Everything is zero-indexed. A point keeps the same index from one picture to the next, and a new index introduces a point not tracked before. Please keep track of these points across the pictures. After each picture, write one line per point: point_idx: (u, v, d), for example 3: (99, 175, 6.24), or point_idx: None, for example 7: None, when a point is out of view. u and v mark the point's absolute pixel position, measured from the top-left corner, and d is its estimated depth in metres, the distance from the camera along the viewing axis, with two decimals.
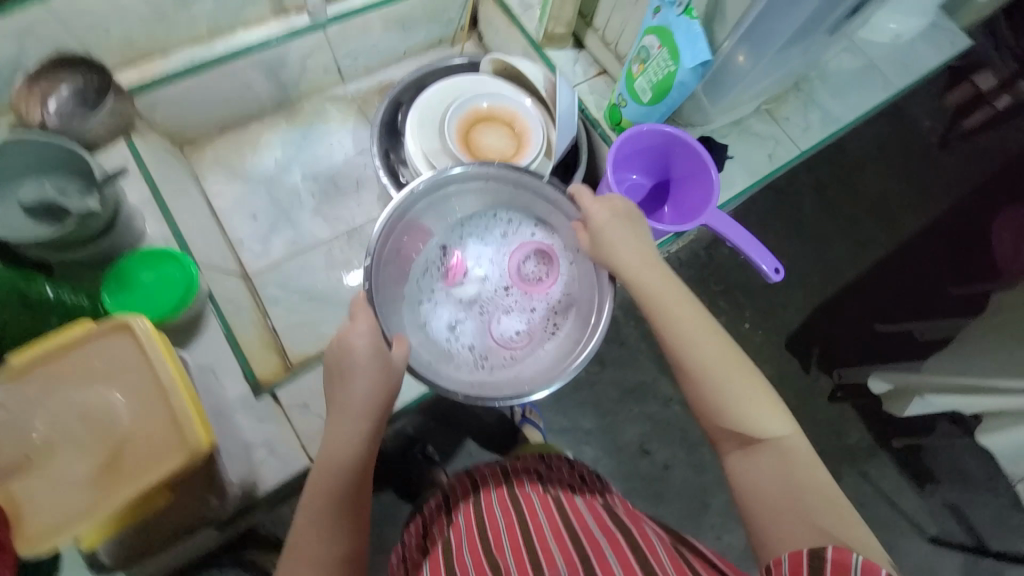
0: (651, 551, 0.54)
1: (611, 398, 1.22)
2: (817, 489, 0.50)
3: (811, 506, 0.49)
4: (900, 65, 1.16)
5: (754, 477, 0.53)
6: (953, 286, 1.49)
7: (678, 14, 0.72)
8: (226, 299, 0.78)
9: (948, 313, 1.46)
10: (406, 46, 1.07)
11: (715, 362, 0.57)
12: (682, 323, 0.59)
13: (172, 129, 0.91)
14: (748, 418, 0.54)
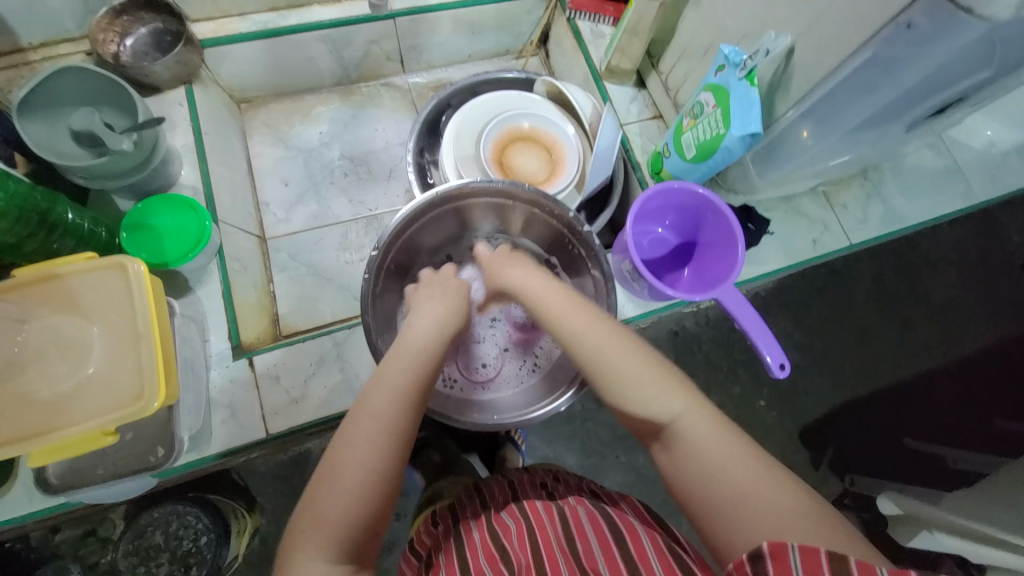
0: None
1: (600, 441, 1.17)
2: (746, 465, 0.45)
3: (729, 485, 0.44)
4: (988, 175, 1.06)
5: (686, 473, 0.47)
6: (1004, 419, 1.35)
7: (740, 78, 0.69)
8: (235, 257, 0.81)
9: (989, 448, 1.33)
10: (472, 50, 1.08)
11: (625, 372, 0.53)
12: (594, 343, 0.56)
13: (233, 85, 0.96)
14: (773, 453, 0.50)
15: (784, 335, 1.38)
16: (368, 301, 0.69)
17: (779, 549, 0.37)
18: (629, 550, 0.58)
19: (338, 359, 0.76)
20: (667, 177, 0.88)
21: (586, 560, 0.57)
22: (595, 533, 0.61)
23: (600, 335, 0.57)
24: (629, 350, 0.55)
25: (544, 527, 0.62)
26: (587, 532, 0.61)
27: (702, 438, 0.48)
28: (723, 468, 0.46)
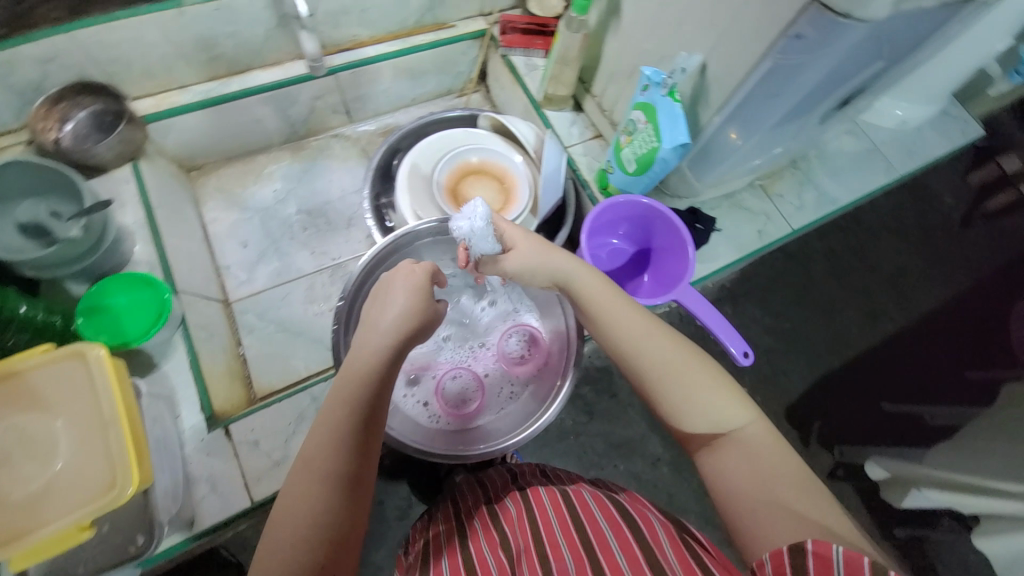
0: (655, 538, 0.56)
1: (597, 450, 1.18)
2: (792, 474, 0.48)
3: (777, 486, 0.47)
4: (904, 151, 1.16)
5: (725, 470, 0.50)
6: (969, 370, 1.43)
7: (663, 95, 0.75)
8: (199, 325, 0.80)
9: (960, 399, 1.40)
10: (415, 94, 1.12)
11: (667, 371, 0.54)
12: (641, 340, 0.57)
13: (181, 155, 0.96)
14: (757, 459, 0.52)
15: (754, 321, 1.44)
16: (341, 351, 0.70)
17: (821, 549, 0.40)
18: (638, 531, 0.57)
19: (317, 413, 0.76)
20: (614, 191, 0.92)
21: (586, 534, 0.59)
22: (598, 510, 0.62)
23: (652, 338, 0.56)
24: (685, 359, 0.55)
25: (541, 505, 0.65)
26: (590, 510, 0.62)
27: (752, 445, 0.50)
28: (772, 472, 0.48)
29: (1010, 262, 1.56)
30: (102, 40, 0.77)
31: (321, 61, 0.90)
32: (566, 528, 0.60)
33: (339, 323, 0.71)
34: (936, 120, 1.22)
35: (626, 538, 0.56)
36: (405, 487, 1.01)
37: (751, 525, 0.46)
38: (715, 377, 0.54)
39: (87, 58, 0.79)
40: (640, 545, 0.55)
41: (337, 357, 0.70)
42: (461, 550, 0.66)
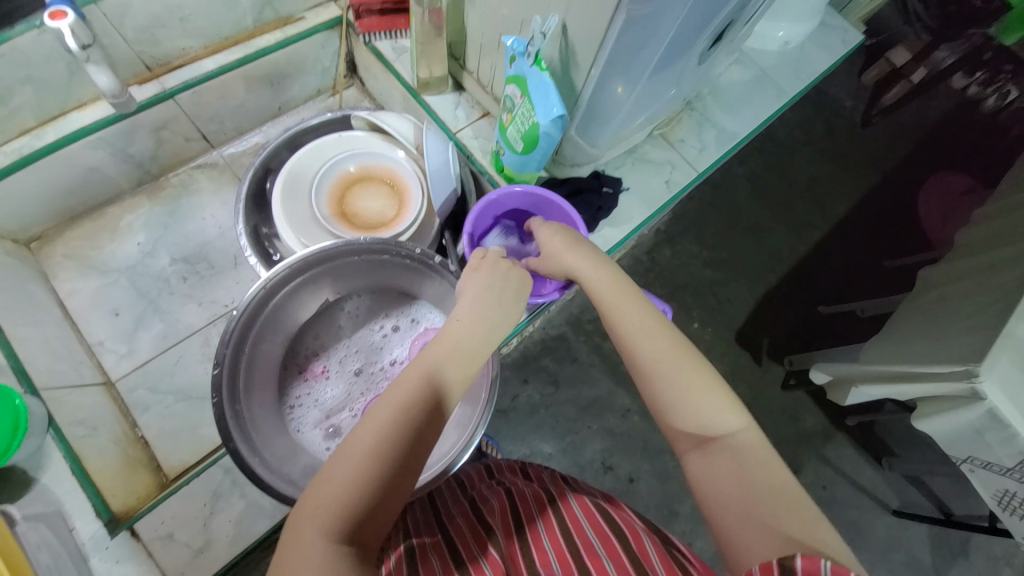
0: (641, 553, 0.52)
1: (570, 415, 1.18)
2: (788, 490, 0.43)
3: (769, 497, 0.42)
4: (790, 71, 1.16)
5: (712, 471, 0.45)
6: (888, 260, 1.52)
7: (530, 64, 0.69)
8: (75, 421, 0.70)
9: (884, 289, 1.50)
10: (280, 101, 1.00)
11: (673, 366, 0.49)
12: (641, 332, 0.51)
13: (13, 227, 0.82)
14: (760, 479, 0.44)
15: (690, 260, 1.46)
16: (228, 422, 0.62)
17: (811, 567, 0.36)
18: (637, 561, 0.51)
19: (236, 485, 0.72)
20: (512, 173, 0.86)
21: (579, 546, 0.54)
22: (602, 546, 0.54)
23: (653, 334, 0.51)
24: (688, 367, 0.49)
25: (541, 542, 0.56)
26: (595, 550, 0.53)
27: (747, 459, 0.45)
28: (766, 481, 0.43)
29: (913, 149, 1.62)
30: None
31: (125, 93, 0.76)
32: (569, 570, 0.51)
33: (219, 391, 0.62)
34: (818, 32, 1.22)
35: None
36: None
37: (738, 530, 0.42)
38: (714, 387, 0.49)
39: None
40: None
41: (224, 430, 0.61)
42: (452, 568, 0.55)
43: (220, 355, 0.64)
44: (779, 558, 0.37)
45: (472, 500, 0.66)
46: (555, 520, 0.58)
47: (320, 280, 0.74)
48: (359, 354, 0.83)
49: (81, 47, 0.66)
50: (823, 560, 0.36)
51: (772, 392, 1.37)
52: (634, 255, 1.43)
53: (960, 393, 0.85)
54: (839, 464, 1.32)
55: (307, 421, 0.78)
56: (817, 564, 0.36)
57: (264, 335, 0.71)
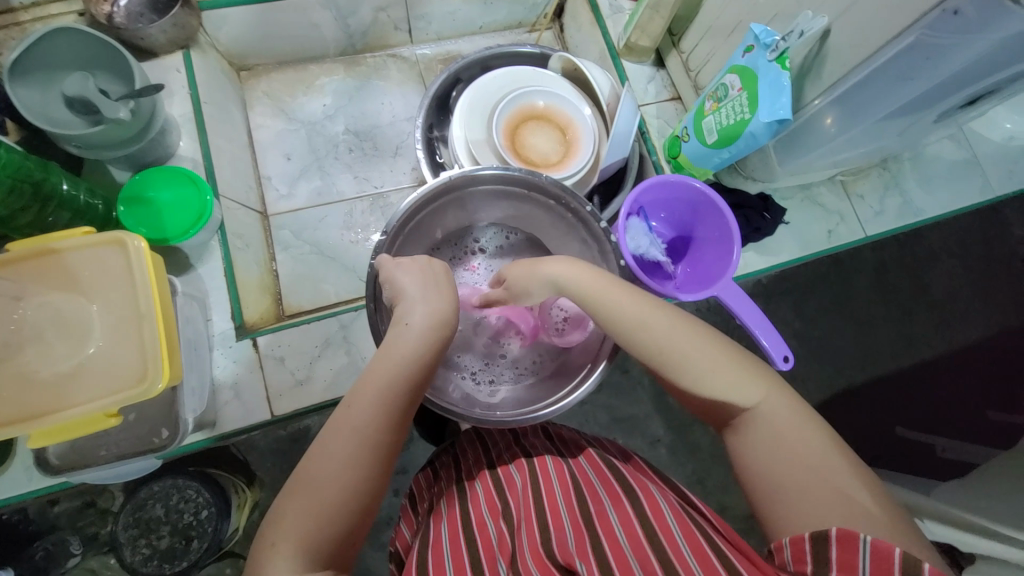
0: (659, 522, 0.54)
1: (603, 421, 1.17)
2: (821, 450, 0.47)
3: (812, 469, 0.46)
4: (1006, 171, 1.04)
5: (759, 452, 0.48)
6: (995, 411, 1.40)
7: (770, 60, 0.65)
8: (237, 233, 0.78)
9: (979, 437, 1.38)
10: (483, 21, 1.03)
11: (700, 370, 0.52)
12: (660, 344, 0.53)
13: (234, 51, 0.92)
14: (798, 463, 0.46)
15: (785, 323, 1.39)
16: (375, 283, 0.66)
17: (847, 538, 0.41)
18: (638, 501, 0.58)
19: (344, 342, 0.75)
20: (684, 162, 0.85)
21: (592, 517, 0.57)
22: (603, 487, 0.62)
23: (672, 335, 0.53)
24: (705, 353, 0.52)
25: (547, 483, 0.62)
26: (596, 491, 0.61)
27: (778, 426, 0.49)
28: (800, 445, 0.47)
29: None
30: None
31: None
32: (581, 535, 0.55)
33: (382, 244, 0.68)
34: None
35: (627, 515, 0.56)
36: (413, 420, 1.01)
37: (786, 509, 0.46)
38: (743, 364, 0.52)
39: None
40: (642, 525, 0.54)
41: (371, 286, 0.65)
42: (460, 503, 0.64)
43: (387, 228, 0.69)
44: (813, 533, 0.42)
45: (484, 445, 0.73)
46: (560, 467, 0.65)
47: (481, 195, 0.78)
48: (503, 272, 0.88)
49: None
50: (860, 538, 0.40)
51: None
52: None
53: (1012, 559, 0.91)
54: None
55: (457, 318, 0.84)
56: (853, 541, 0.40)
57: (422, 227, 0.77)
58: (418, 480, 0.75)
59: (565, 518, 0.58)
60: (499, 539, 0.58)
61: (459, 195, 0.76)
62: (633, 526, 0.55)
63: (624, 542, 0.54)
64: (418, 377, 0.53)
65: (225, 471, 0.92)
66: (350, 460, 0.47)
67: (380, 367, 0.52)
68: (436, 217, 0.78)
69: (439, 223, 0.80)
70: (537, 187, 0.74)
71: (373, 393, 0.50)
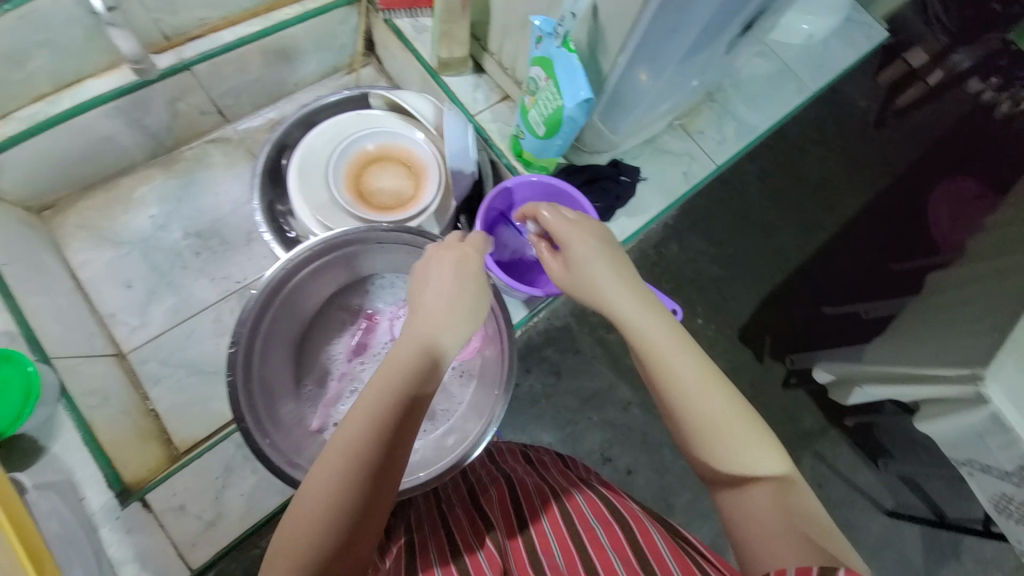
0: (644, 533, 0.56)
1: (572, 407, 1.35)
2: (821, 522, 0.44)
3: (811, 529, 0.42)
4: (815, 67, 1.14)
5: (747, 512, 0.45)
6: (895, 263, 1.57)
7: (558, 46, 0.67)
8: (86, 392, 0.70)
9: (893, 291, 1.54)
10: (297, 77, 0.99)
11: (716, 421, 0.47)
12: (674, 378, 0.48)
13: (24, 196, 0.82)
14: (785, 521, 0.43)
15: (697, 255, 1.49)
16: (241, 403, 0.61)
17: None
18: (623, 518, 0.58)
19: (247, 460, 0.73)
20: (530, 158, 0.85)
21: (580, 532, 0.57)
22: (592, 514, 0.60)
23: (698, 387, 0.47)
24: (720, 403, 0.47)
25: (534, 504, 0.63)
26: (583, 513, 0.60)
27: (787, 500, 0.45)
28: (807, 515, 0.44)
29: (923, 155, 1.69)
30: None
31: (149, 62, 0.76)
32: (568, 551, 0.55)
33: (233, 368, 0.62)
34: (842, 27, 1.20)
35: (618, 537, 0.55)
36: None
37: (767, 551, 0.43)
38: (752, 424, 0.47)
39: None
40: (627, 536, 0.55)
41: (237, 407, 0.61)
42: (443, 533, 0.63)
43: (238, 333, 0.64)
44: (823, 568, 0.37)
45: (467, 480, 0.75)
46: (548, 498, 0.63)
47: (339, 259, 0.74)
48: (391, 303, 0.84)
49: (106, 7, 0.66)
50: None
51: (773, 389, 1.45)
52: (642, 248, 1.46)
53: (964, 396, 0.95)
54: (833, 462, 1.41)
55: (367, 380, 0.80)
56: None
57: (293, 313, 0.74)
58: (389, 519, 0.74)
59: (556, 550, 0.56)
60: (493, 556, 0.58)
61: (315, 267, 0.71)
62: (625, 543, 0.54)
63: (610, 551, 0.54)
64: (432, 370, 0.47)
65: None
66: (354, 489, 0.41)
67: (396, 354, 0.46)
68: (304, 295, 0.74)
69: (312, 299, 0.77)
70: (388, 234, 0.71)
71: (371, 408, 0.43)
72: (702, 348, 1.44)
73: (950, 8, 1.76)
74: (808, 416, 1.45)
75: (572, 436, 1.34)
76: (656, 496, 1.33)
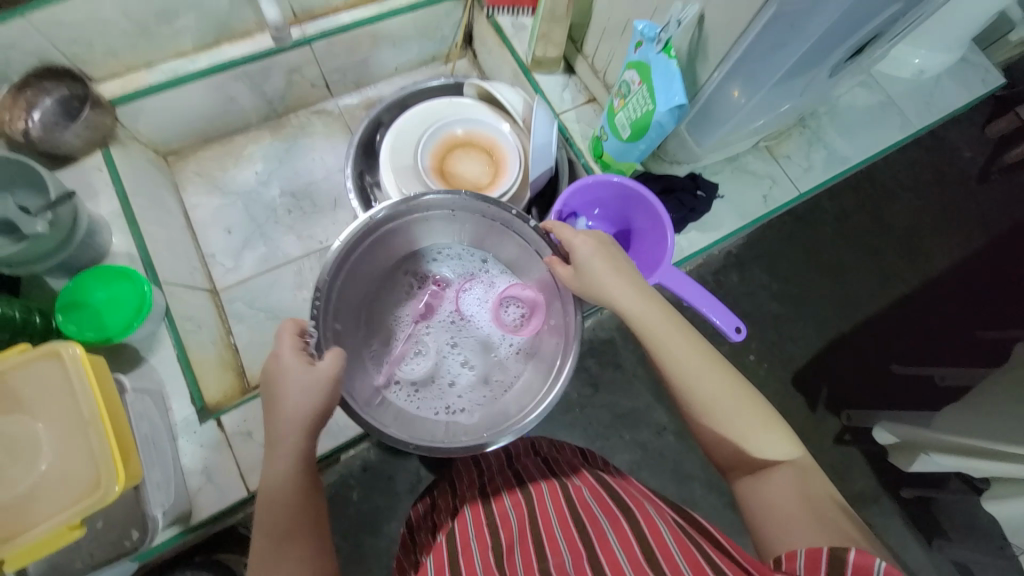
0: (651, 525, 0.58)
1: (604, 421, 1.34)
2: (820, 498, 0.55)
3: (805, 507, 0.54)
4: (921, 104, 1.08)
5: (767, 497, 0.56)
6: (982, 329, 1.45)
7: (658, 52, 0.68)
8: (184, 316, 0.79)
9: (974, 359, 1.43)
10: (398, 63, 1.06)
11: (725, 402, 0.59)
12: (672, 367, 0.60)
13: (156, 139, 0.93)
14: (793, 501, 0.55)
15: (761, 287, 1.43)
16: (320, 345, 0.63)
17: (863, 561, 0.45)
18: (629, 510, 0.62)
19: None
20: (609, 160, 0.87)
21: (583, 521, 0.62)
22: (594, 503, 0.66)
23: (707, 369, 0.60)
24: (730, 388, 0.60)
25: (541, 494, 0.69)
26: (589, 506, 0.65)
27: (797, 479, 0.56)
28: (816, 496, 0.55)
29: None
30: (57, 19, 0.73)
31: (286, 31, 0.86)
32: (571, 532, 0.61)
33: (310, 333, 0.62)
34: (958, 66, 1.13)
35: (618, 520, 0.61)
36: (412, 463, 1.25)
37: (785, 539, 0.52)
38: (755, 408, 0.60)
39: (47, 42, 0.75)
40: (632, 527, 0.58)
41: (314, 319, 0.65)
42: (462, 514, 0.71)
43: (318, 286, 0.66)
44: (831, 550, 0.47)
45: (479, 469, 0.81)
46: (553, 492, 0.69)
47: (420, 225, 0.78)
48: (461, 273, 0.89)
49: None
50: (875, 561, 0.45)
51: (825, 439, 1.36)
52: (702, 272, 1.43)
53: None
54: (883, 530, 1.31)
55: (430, 341, 0.86)
56: (870, 563, 0.45)
57: (368, 271, 0.80)
58: (414, 514, 0.82)
59: (555, 522, 0.63)
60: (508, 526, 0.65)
61: (389, 230, 0.74)
62: (622, 524, 0.60)
63: (612, 538, 0.58)
64: (286, 496, 0.54)
65: (234, 551, 0.90)
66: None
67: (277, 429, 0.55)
68: (379, 255, 0.79)
69: (385, 261, 0.82)
70: (459, 203, 0.73)
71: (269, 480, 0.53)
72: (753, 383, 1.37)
73: None
74: (860, 476, 1.35)
75: (600, 450, 1.32)
76: None
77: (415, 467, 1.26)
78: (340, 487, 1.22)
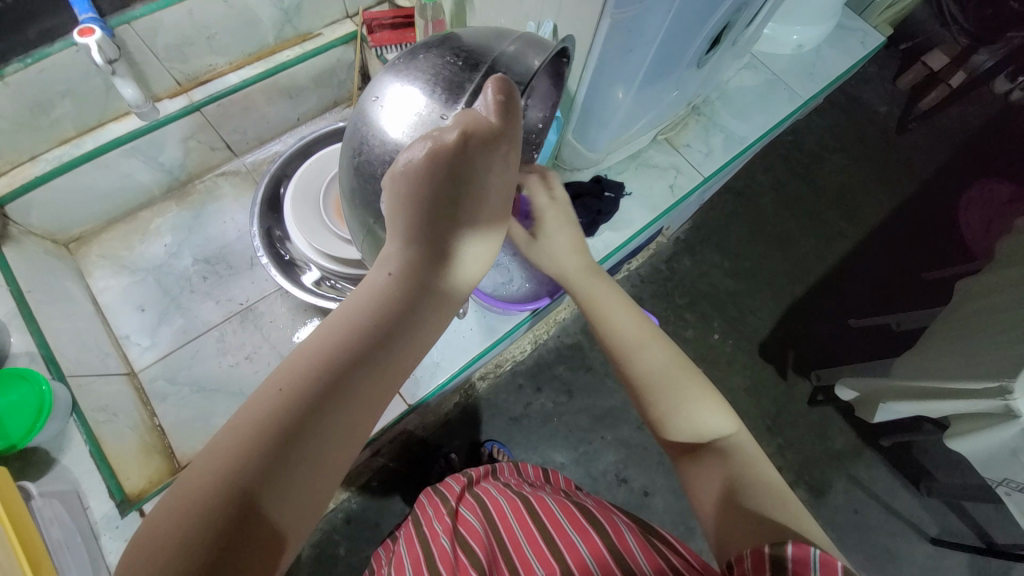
0: (624, 546, 0.54)
1: (584, 426, 1.33)
2: (776, 488, 0.51)
3: (751, 493, 0.50)
4: (805, 76, 1.13)
5: (697, 487, 0.56)
6: (928, 271, 1.50)
7: None
8: (96, 408, 0.77)
9: (927, 298, 1.47)
10: (298, 113, 1.07)
11: (656, 378, 0.60)
12: (626, 342, 0.63)
13: (55, 230, 0.91)
14: (744, 484, 0.51)
15: (710, 268, 1.46)
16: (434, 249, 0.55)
17: (800, 554, 0.40)
18: (599, 526, 0.58)
19: None
20: None
21: (553, 537, 0.57)
22: (561, 514, 0.62)
23: (646, 343, 0.63)
24: (669, 367, 0.61)
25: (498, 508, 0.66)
26: (559, 522, 0.60)
27: (741, 459, 0.54)
28: (761, 485, 0.51)
29: (949, 159, 1.65)
30: None
31: (149, 105, 0.85)
32: (545, 557, 0.55)
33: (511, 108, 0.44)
34: (836, 35, 1.19)
35: (589, 535, 0.56)
36: (398, 505, 1.22)
37: (731, 534, 0.48)
38: (705, 389, 0.59)
39: None
40: (605, 544, 0.54)
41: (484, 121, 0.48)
42: (420, 531, 0.67)
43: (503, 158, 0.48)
44: (773, 550, 0.42)
45: (435, 489, 0.77)
46: (512, 506, 0.65)
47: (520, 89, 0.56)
48: None
49: (106, 61, 0.74)
50: (812, 551, 0.40)
51: (797, 406, 1.38)
52: (654, 262, 1.45)
53: (993, 410, 0.87)
54: (868, 483, 1.32)
55: None
56: (807, 555, 0.40)
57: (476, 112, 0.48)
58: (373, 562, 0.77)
59: (528, 551, 0.57)
60: (454, 550, 0.61)
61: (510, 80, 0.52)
62: (599, 547, 0.54)
63: (587, 559, 0.53)
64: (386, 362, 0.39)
65: None
66: (247, 467, 0.33)
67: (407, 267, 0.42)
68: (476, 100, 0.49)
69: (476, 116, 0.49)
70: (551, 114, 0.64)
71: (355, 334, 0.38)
72: (721, 363, 1.39)
73: (968, 10, 1.74)
74: (839, 435, 1.36)
75: (585, 455, 1.31)
76: (674, 521, 1.28)
77: (399, 509, 1.22)
78: (324, 545, 1.17)
